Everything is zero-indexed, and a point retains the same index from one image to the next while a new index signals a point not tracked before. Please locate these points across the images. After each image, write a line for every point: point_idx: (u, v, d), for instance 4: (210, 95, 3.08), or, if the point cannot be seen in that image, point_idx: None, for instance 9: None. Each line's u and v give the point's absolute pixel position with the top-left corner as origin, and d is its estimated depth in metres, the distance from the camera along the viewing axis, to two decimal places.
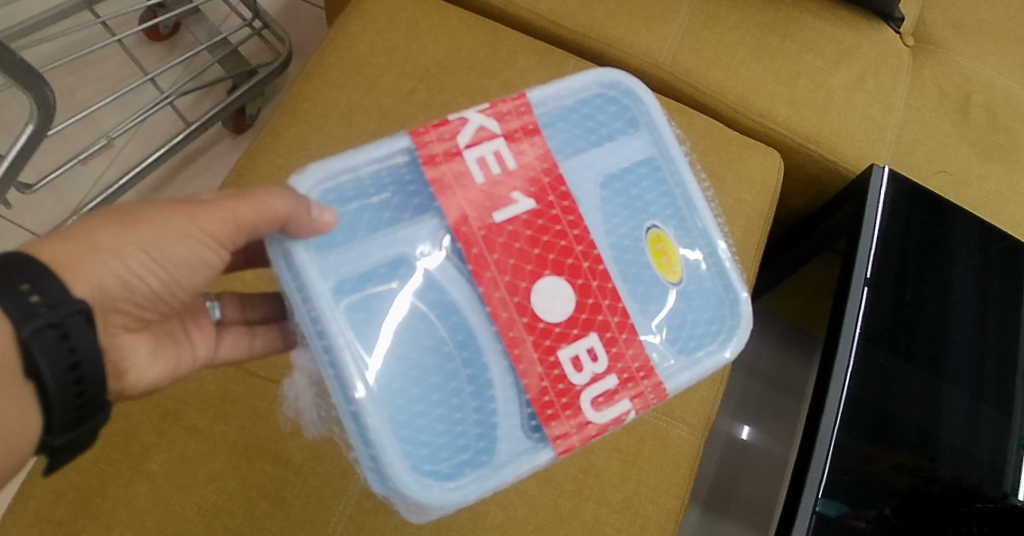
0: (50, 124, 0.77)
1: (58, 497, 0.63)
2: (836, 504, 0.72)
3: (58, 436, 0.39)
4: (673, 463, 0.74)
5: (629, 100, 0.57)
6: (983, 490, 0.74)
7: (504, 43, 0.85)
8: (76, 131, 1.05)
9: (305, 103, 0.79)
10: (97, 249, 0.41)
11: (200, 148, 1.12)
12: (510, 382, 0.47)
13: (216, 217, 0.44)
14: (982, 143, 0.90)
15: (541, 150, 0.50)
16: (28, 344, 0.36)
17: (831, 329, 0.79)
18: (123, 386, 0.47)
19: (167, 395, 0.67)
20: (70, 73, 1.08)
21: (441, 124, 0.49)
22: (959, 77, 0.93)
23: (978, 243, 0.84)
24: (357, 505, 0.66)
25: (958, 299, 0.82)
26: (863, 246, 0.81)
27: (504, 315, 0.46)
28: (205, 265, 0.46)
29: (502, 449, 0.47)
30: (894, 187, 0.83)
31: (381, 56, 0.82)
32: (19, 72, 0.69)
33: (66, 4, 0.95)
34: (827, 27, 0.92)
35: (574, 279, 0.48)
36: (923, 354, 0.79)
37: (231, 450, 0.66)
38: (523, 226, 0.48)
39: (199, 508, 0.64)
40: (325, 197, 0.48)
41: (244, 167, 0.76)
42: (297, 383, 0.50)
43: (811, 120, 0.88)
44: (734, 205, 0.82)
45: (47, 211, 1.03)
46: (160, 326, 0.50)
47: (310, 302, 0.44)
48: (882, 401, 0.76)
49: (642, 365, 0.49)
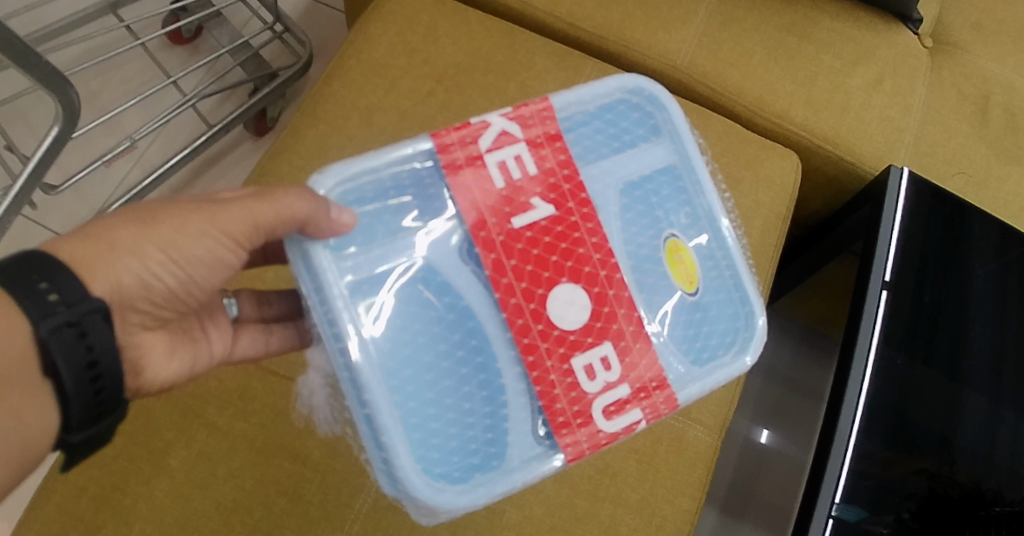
0: (75, 126, 0.78)
1: (80, 492, 0.64)
2: (853, 509, 0.71)
3: (76, 433, 0.40)
4: (689, 465, 0.74)
5: (653, 106, 0.57)
6: (1002, 494, 0.74)
7: (521, 45, 0.85)
8: (101, 133, 1.07)
9: (324, 104, 0.80)
10: (115, 249, 0.42)
11: (222, 150, 1.13)
12: (522, 388, 0.48)
13: (235, 217, 0.45)
14: (1002, 145, 0.89)
15: (562, 156, 0.51)
16: (46, 342, 0.37)
17: (850, 330, 0.78)
18: (142, 384, 0.48)
19: (188, 392, 0.68)
20: (95, 76, 1.10)
21: (463, 127, 0.49)
22: (978, 78, 0.93)
23: (998, 246, 0.83)
24: (374, 503, 0.67)
25: (978, 302, 0.81)
26: (881, 247, 0.80)
27: (519, 322, 0.47)
28: (223, 264, 0.47)
29: (512, 454, 0.47)
30: (913, 188, 0.83)
31: (400, 58, 0.83)
32: (46, 75, 0.70)
33: (91, 8, 0.96)
34: (845, 28, 0.91)
35: (591, 287, 0.49)
36: (941, 357, 0.78)
37: (249, 448, 0.67)
38: (542, 233, 0.48)
39: (219, 505, 0.65)
40: (344, 198, 0.48)
41: (265, 168, 0.77)
42: (312, 381, 0.50)
43: (829, 122, 0.87)
44: (752, 207, 0.82)
45: (71, 211, 1.05)
46: (177, 323, 0.51)
47: (327, 304, 0.45)
48: (901, 404, 0.76)
49: (655, 376, 0.50)
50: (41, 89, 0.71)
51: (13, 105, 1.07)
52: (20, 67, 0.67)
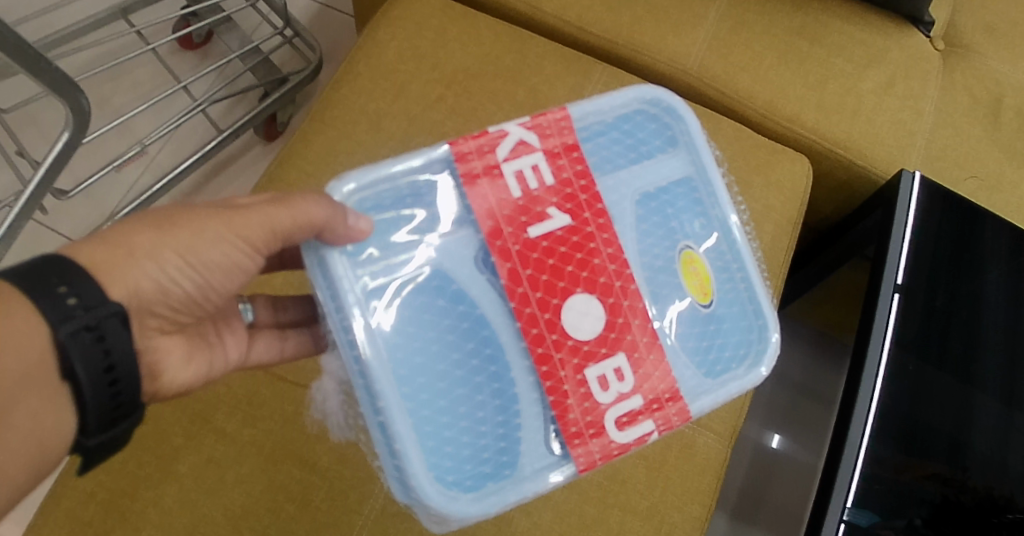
0: (86, 131, 0.78)
1: (90, 497, 0.64)
2: (865, 514, 0.71)
3: (92, 436, 0.40)
4: (699, 471, 0.74)
5: (670, 117, 0.57)
6: (1014, 500, 0.73)
7: (531, 49, 0.85)
8: (112, 138, 1.07)
9: (334, 110, 0.80)
10: (134, 253, 0.42)
11: (231, 155, 1.13)
12: (535, 398, 0.47)
13: (252, 223, 0.45)
14: (1014, 148, 0.89)
15: (579, 167, 0.51)
16: (65, 345, 0.37)
17: (861, 335, 0.78)
18: (158, 388, 0.48)
19: (198, 398, 0.68)
20: (106, 81, 1.10)
21: (480, 136, 0.49)
22: (990, 81, 0.92)
23: (1011, 252, 0.83)
24: (382, 509, 0.67)
25: (991, 308, 0.81)
26: (893, 252, 0.80)
27: (534, 331, 0.47)
28: (240, 270, 0.47)
29: (524, 463, 0.47)
30: (925, 193, 0.82)
31: (409, 63, 0.83)
32: (56, 82, 0.70)
33: (101, 14, 0.96)
34: (856, 31, 0.91)
35: (605, 298, 0.48)
36: (954, 362, 0.78)
37: (258, 454, 0.67)
38: (558, 242, 0.48)
39: (227, 511, 0.64)
40: (361, 205, 0.48)
41: (275, 173, 0.77)
42: (325, 387, 0.50)
43: (840, 126, 0.87)
44: (762, 212, 0.82)
45: (82, 216, 1.06)
46: (194, 328, 0.51)
47: (343, 311, 0.45)
48: (913, 409, 0.75)
49: (668, 388, 0.49)
50: (51, 95, 0.71)
51: (24, 110, 1.08)
52: (31, 74, 0.67)
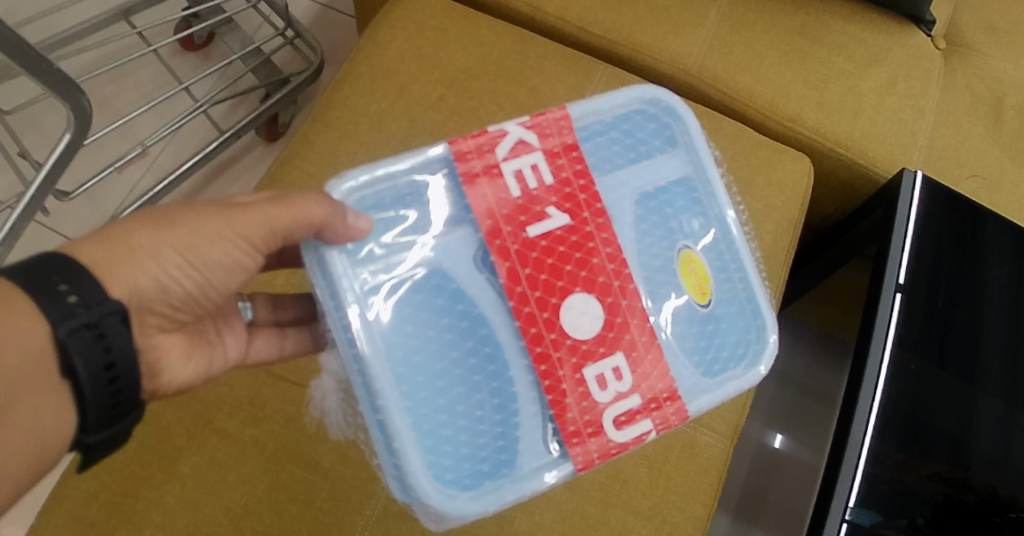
0: (87, 133, 0.78)
1: (91, 497, 0.64)
2: (867, 513, 0.71)
3: (92, 434, 0.40)
4: (701, 471, 0.74)
5: (670, 117, 0.57)
6: (1017, 499, 0.73)
7: (532, 49, 0.85)
8: (114, 140, 1.08)
9: (335, 111, 0.80)
10: (134, 251, 0.42)
11: (233, 156, 1.14)
12: (533, 397, 0.47)
13: (251, 221, 0.45)
14: (1016, 147, 0.89)
15: (578, 166, 0.51)
16: (65, 343, 0.37)
17: (863, 333, 0.78)
18: (158, 386, 0.48)
19: (200, 398, 0.68)
20: (108, 83, 1.11)
21: (480, 135, 0.49)
22: (991, 80, 0.92)
23: (1013, 251, 0.83)
24: (384, 509, 0.67)
25: (994, 307, 0.80)
26: (894, 251, 0.80)
27: (533, 330, 0.47)
28: (239, 268, 0.47)
29: (522, 462, 0.47)
30: (927, 192, 0.82)
31: (410, 63, 0.83)
32: (57, 83, 0.70)
33: (102, 15, 0.96)
34: (857, 31, 0.91)
35: (603, 297, 0.48)
36: (956, 361, 0.78)
37: (260, 454, 0.67)
38: (557, 242, 0.48)
39: (229, 511, 0.65)
40: (360, 204, 0.48)
41: (276, 174, 0.77)
42: (324, 385, 0.50)
43: (841, 125, 0.87)
44: (763, 211, 0.82)
45: (85, 217, 1.06)
46: (194, 326, 0.51)
47: (342, 310, 0.45)
48: (914, 408, 0.75)
49: (666, 387, 0.49)
50: (53, 97, 0.72)
51: (27, 111, 1.08)
52: (33, 75, 0.67)
